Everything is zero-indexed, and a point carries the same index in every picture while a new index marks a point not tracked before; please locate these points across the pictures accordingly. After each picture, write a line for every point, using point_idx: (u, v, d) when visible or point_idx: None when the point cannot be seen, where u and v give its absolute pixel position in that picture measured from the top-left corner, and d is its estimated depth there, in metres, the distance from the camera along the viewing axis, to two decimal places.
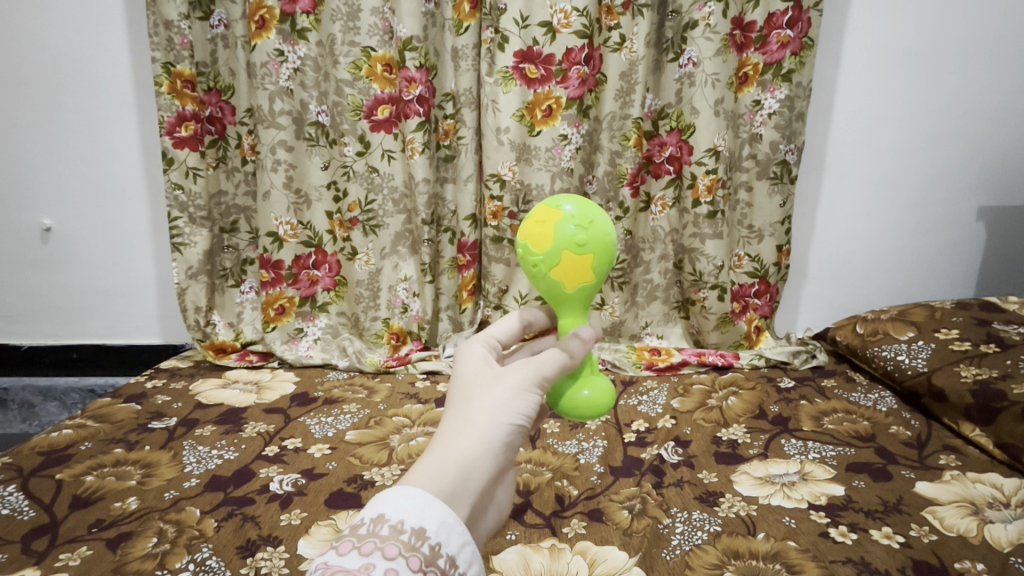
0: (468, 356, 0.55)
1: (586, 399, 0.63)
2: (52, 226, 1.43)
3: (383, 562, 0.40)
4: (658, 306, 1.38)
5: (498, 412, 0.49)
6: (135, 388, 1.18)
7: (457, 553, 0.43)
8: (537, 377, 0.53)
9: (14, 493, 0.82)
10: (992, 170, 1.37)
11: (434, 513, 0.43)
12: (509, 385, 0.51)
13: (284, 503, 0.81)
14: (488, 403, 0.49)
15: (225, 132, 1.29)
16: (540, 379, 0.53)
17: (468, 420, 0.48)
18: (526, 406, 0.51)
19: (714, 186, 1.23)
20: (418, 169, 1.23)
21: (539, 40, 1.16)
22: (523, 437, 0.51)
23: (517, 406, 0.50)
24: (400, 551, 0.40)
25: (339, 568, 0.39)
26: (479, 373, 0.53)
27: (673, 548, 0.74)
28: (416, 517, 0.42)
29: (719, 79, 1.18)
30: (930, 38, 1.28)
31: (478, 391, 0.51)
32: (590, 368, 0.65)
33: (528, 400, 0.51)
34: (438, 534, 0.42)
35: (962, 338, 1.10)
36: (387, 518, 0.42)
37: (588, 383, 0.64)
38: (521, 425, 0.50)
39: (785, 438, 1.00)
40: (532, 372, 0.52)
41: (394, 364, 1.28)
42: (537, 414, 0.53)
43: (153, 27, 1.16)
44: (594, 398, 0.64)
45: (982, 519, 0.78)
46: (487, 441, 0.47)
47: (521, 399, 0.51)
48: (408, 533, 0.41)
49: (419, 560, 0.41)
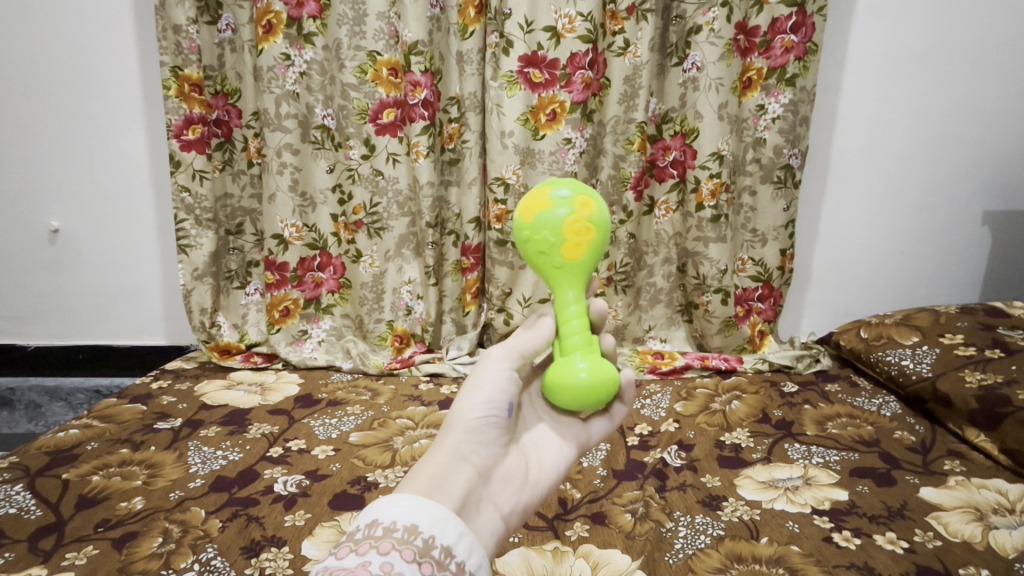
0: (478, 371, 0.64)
1: (566, 376, 0.59)
2: (60, 227, 1.44)
3: (378, 558, 0.41)
4: (662, 309, 1.38)
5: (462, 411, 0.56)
6: (141, 390, 1.18)
7: (453, 543, 0.44)
8: (500, 357, 0.59)
9: (21, 492, 0.82)
10: (998, 175, 1.37)
11: (423, 510, 0.45)
12: (476, 378, 0.57)
13: (288, 504, 0.82)
14: (453, 408, 0.56)
15: (232, 135, 1.30)
16: (509, 354, 0.59)
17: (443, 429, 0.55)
18: (494, 391, 0.57)
19: (718, 191, 1.24)
20: (423, 172, 1.24)
21: (543, 45, 1.16)
22: (498, 418, 0.57)
23: (483, 396, 0.56)
24: (393, 546, 0.42)
25: (338, 568, 0.40)
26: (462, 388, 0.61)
27: (676, 551, 0.74)
28: (407, 516, 0.44)
29: (723, 84, 1.19)
30: (936, 43, 1.28)
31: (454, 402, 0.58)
32: (579, 344, 0.61)
33: (494, 386, 0.57)
34: (431, 529, 0.44)
35: (967, 344, 1.10)
36: (380, 521, 0.44)
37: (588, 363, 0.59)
38: (490, 409, 0.56)
39: (789, 442, 0.99)
40: (500, 356, 0.59)
41: (398, 366, 1.29)
42: (511, 393, 0.58)
43: (161, 31, 1.17)
44: (574, 375, 0.59)
45: (987, 525, 0.77)
46: (454, 437, 0.54)
47: (482, 388, 0.57)
48: (401, 531, 0.43)
49: (414, 551, 0.42)
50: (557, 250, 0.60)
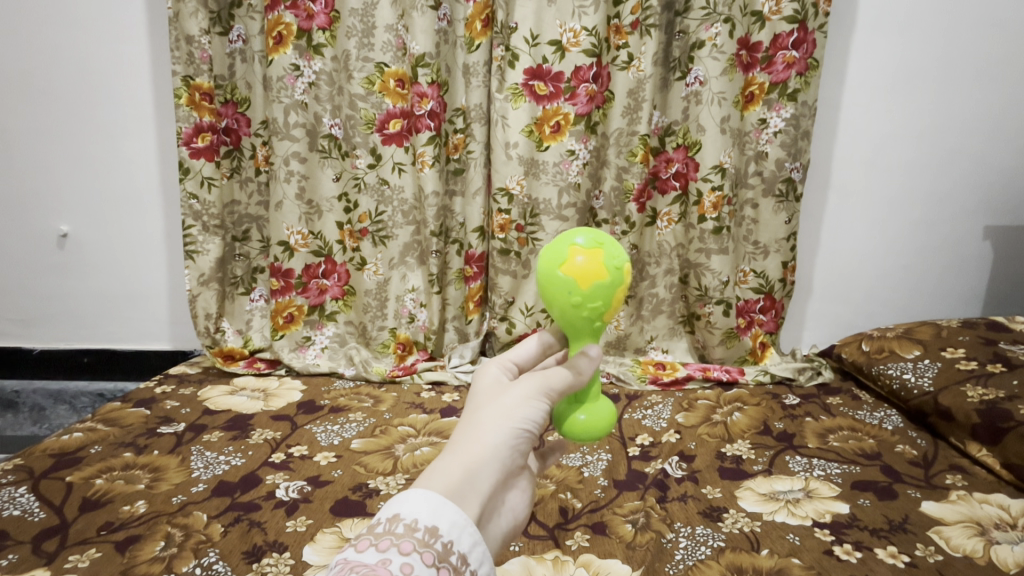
0: (486, 376, 0.53)
1: (581, 423, 0.62)
2: (68, 232, 1.46)
3: (398, 557, 0.38)
4: (664, 320, 1.38)
5: (502, 414, 0.48)
6: (145, 394, 1.19)
7: (469, 552, 0.41)
8: (543, 387, 0.51)
9: (25, 494, 0.83)
10: (999, 190, 1.38)
11: (445, 513, 0.41)
12: (520, 391, 0.50)
13: (290, 510, 0.82)
14: (494, 409, 0.48)
15: (240, 143, 1.32)
16: (548, 390, 0.51)
17: (476, 423, 0.47)
18: (535, 414, 0.50)
19: (720, 204, 1.25)
20: (429, 181, 1.26)
21: (548, 58, 1.18)
22: (532, 442, 0.50)
23: (525, 410, 0.49)
24: (414, 547, 0.39)
25: (358, 564, 0.38)
26: (494, 383, 0.52)
27: (677, 562, 0.74)
28: (429, 516, 0.41)
29: (725, 98, 1.20)
30: (936, 60, 1.29)
31: (486, 401, 0.50)
32: (593, 393, 0.64)
33: (536, 405, 0.50)
34: (451, 533, 0.41)
35: (969, 357, 1.10)
36: (402, 517, 0.41)
37: (588, 408, 0.63)
38: (529, 433, 0.49)
39: (790, 454, 1.00)
40: (540, 382, 0.51)
41: (400, 374, 1.30)
42: (545, 423, 0.51)
43: (174, 41, 1.19)
44: (587, 422, 0.62)
45: (988, 540, 0.77)
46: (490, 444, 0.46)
47: (529, 406, 0.49)
48: (422, 531, 0.40)
49: (433, 556, 0.39)
50: (587, 292, 0.60)
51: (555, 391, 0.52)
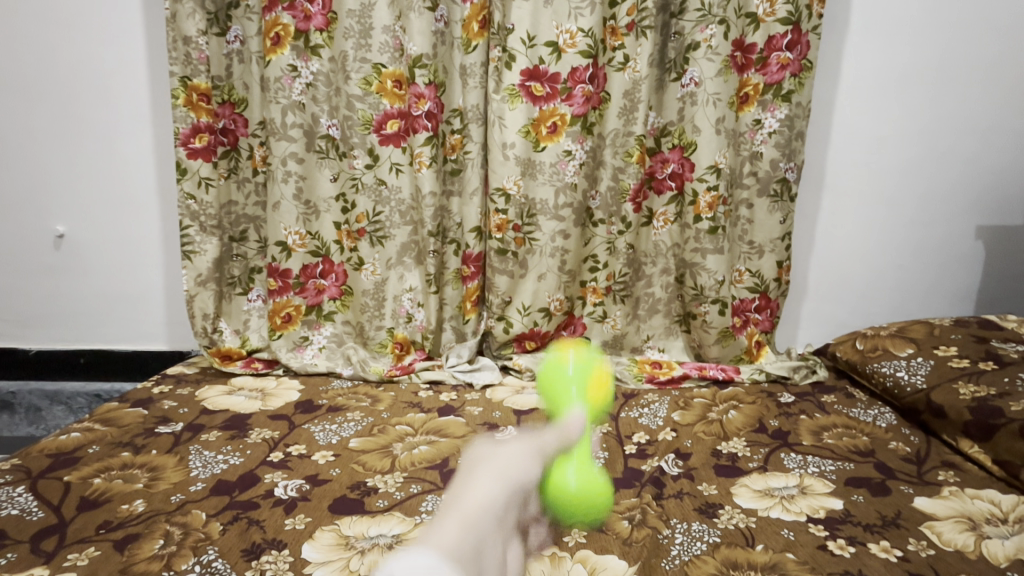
0: (468, 460, 0.62)
1: (575, 492, 0.73)
2: (64, 233, 1.46)
3: None
4: (660, 319, 1.40)
5: (485, 476, 0.57)
6: (142, 394, 1.19)
7: None
8: (515, 460, 0.62)
9: (23, 494, 0.83)
10: (991, 190, 1.39)
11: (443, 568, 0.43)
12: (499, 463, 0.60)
13: (288, 508, 0.83)
14: (478, 476, 0.57)
15: (238, 144, 1.32)
16: (519, 466, 0.62)
17: (462, 493, 0.55)
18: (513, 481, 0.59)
19: (715, 204, 1.26)
20: (426, 182, 1.27)
21: (545, 59, 1.19)
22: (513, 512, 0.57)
23: (504, 475, 0.59)
24: None
25: None
26: (476, 461, 0.61)
27: (673, 558, 0.75)
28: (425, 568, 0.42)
29: (720, 99, 1.22)
30: (928, 62, 1.31)
31: (471, 478, 0.58)
32: (584, 460, 0.77)
33: (512, 474, 0.59)
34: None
35: (960, 355, 1.12)
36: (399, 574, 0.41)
37: (580, 474, 0.75)
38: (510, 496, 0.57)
39: (785, 452, 1.01)
40: (514, 457, 0.62)
41: (398, 373, 1.30)
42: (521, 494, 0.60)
43: (172, 42, 1.20)
44: (581, 491, 0.74)
45: (979, 535, 0.78)
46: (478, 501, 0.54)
47: (507, 470, 0.59)
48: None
49: None
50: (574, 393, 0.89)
51: (529, 464, 0.63)
